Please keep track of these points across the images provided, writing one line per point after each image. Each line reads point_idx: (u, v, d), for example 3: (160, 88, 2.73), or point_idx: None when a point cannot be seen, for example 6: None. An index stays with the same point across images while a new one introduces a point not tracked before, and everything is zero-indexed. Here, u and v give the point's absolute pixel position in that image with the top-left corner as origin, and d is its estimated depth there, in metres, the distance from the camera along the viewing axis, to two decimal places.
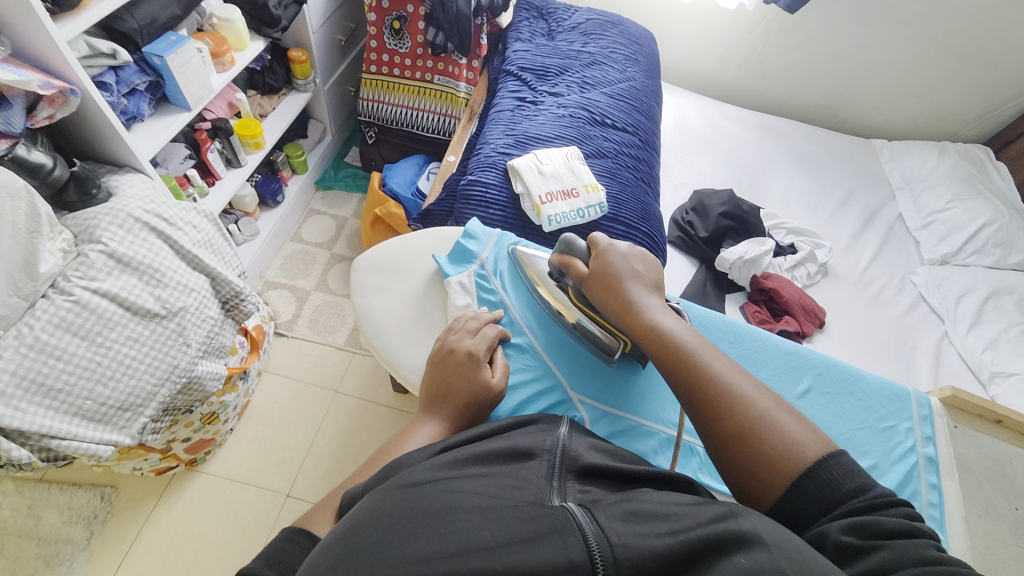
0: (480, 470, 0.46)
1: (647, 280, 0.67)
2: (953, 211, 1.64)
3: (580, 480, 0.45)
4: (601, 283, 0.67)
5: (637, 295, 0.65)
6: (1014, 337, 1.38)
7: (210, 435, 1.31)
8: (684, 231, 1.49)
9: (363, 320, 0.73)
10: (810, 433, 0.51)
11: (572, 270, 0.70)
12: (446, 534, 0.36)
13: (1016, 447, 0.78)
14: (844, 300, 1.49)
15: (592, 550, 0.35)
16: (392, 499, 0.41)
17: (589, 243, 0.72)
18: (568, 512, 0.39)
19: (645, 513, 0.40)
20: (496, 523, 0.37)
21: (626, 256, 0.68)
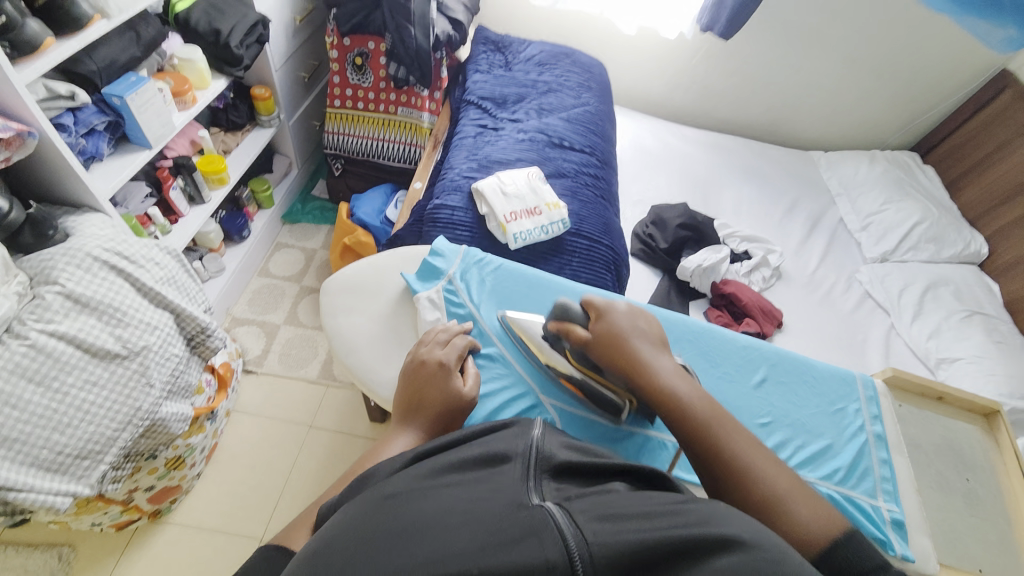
0: (455, 480, 0.45)
1: (651, 338, 0.67)
2: (888, 212, 1.78)
3: (555, 478, 0.45)
4: (609, 346, 0.65)
5: (649, 355, 0.64)
6: (954, 325, 1.48)
7: (176, 481, 1.25)
8: (645, 243, 1.56)
9: (335, 341, 0.74)
10: (817, 511, 0.52)
11: (574, 336, 0.67)
12: (421, 545, 0.36)
13: (960, 422, 0.82)
14: (798, 301, 1.58)
15: (571, 550, 0.36)
16: (366, 513, 0.41)
17: (585, 305, 0.70)
18: (545, 512, 0.39)
19: (621, 511, 0.39)
20: (473, 527, 0.37)
21: (628, 315, 0.68)
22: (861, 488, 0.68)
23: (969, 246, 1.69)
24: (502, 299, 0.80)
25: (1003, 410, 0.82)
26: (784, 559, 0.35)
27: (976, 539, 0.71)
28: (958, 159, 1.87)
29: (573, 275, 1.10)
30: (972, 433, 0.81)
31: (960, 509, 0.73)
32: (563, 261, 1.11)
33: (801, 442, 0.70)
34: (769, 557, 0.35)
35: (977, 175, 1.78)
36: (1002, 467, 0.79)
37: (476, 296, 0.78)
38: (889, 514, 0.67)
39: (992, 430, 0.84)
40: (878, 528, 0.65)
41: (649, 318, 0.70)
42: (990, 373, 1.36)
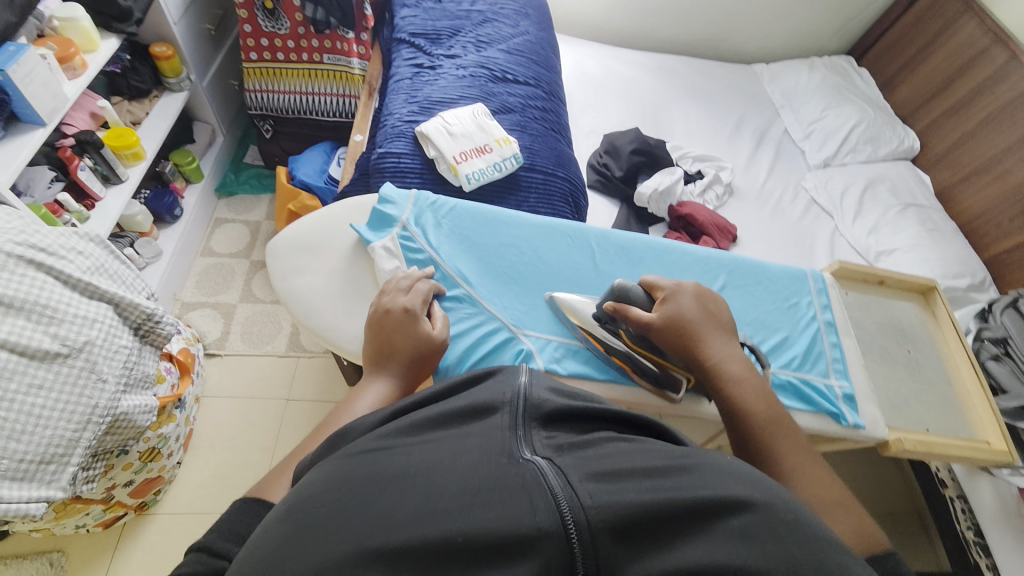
0: (438, 436, 0.42)
1: (719, 323, 0.65)
2: (828, 118, 1.82)
3: (545, 426, 0.42)
4: (675, 329, 0.63)
5: (717, 343, 0.63)
6: (891, 220, 1.58)
7: (156, 473, 1.21)
8: (601, 174, 1.55)
9: (292, 304, 0.71)
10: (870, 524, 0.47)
11: (632, 318, 0.65)
12: (401, 499, 0.35)
13: (898, 301, 0.88)
14: (750, 215, 1.63)
15: (563, 511, 0.33)
16: (347, 468, 0.40)
17: (648, 285, 0.68)
18: (535, 471, 0.36)
19: (619, 469, 0.37)
20: (457, 484, 0.35)
21: (697, 298, 0.66)
22: (815, 371, 0.73)
23: (903, 142, 1.77)
24: (461, 239, 0.77)
25: (938, 285, 0.88)
26: (793, 516, 0.35)
27: (921, 403, 0.79)
28: (892, 58, 1.92)
29: (532, 211, 1.08)
30: (910, 309, 0.88)
31: (903, 378, 0.80)
32: (520, 198, 1.08)
33: (759, 338, 0.74)
34: (781, 519, 0.34)
35: (910, 71, 1.84)
36: (938, 332, 0.86)
37: (433, 240, 0.75)
38: (840, 390, 0.73)
39: (929, 304, 0.90)
40: (831, 404, 0.71)
41: (716, 301, 0.69)
42: (924, 259, 1.47)
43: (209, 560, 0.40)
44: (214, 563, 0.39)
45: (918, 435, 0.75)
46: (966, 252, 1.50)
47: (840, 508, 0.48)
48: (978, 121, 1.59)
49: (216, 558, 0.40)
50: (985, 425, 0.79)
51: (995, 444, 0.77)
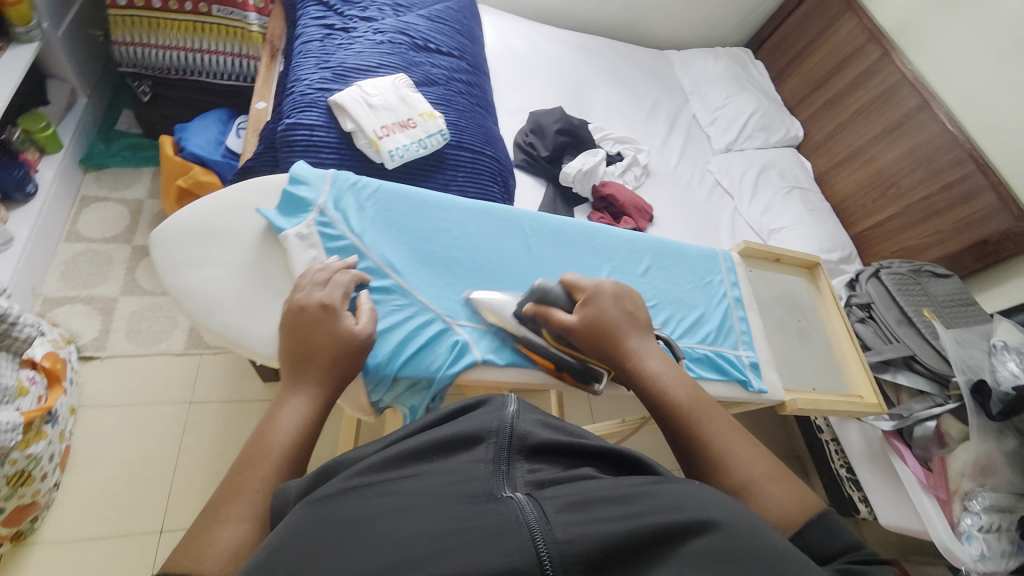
0: (420, 470, 0.43)
1: (637, 322, 0.66)
2: (730, 105, 1.98)
3: (528, 458, 0.45)
4: (594, 332, 0.63)
5: (636, 344, 0.64)
6: (779, 201, 1.77)
7: (30, 498, 1.02)
8: (527, 153, 1.54)
9: (186, 303, 0.62)
10: (791, 495, 0.52)
11: (552, 320, 0.64)
12: (383, 541, 0.35)
13: (790, 276, 0.99)
14: (665, 195, 1.75)
15: (539, 546, 0.35)
16: (324, 507, 0.39)
17: (568, 285, 0.66)
18: (515, 506, 0.38)
19: (592, 497, 0.40)
20: (441, 520, 0.36)
21: (616, 298, 0.66)
22: (726, 343, 0.81)
23: (790, 130, 1.98)
24: (388, 224, 0.71)
25: (818, 261, 0.99)
26: (746, 534, 0.38)
27: (810, 366, 0.90)
28: (783, 51, 2.11)
29: (461, 190, 1.05)
30: (798, 283, 0.99)
31: (795, 344, 0.91)
32: (448, 178, 1.04)
33: (678, 315, 0.80)
34: (736, 539, 0.38)
35: (798, 65, 2.04)
36: (824, 302, 0.98)
37: (356, 226, 0.69)
38: (748, 359, 0.81)
39: (815, 277, 1.02)
40: (740, 372, 0.79)
41: (636, 297, 0.69)
42: (806, 236, 1.68)
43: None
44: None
45: (807, 395, 0.86)
46: (838, 229, 1.74)
47: (769, 479, 0.52)
48: (851, 113, 1.82)
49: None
50: (859, 381, 0.91)
51: (866, 397, 0.90)
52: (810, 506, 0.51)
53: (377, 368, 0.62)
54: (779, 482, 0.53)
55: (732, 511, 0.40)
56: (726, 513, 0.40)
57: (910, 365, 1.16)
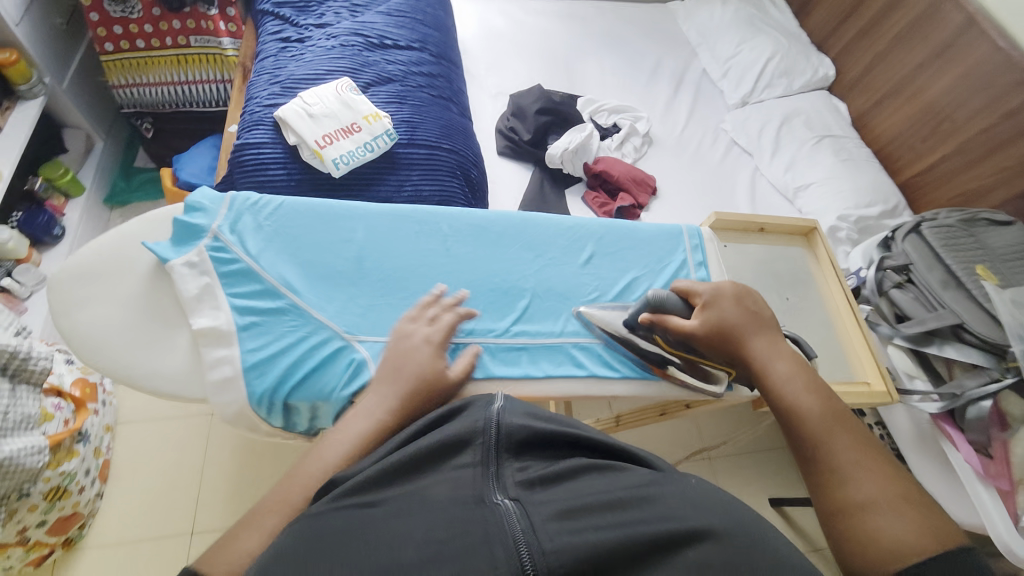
0: (411, 480, 0.42)
1: (763, 322, 0.62)
2: (744, 53, 1.77)
3: (517, 456, 0.44)
4: (717, 339, 0.60)
5: (762, 351, 0.60)
6: (806, 153, 1.55)
7: (71, 509, 1.12)
8: (510, 138, 1.46)
9: (80, 348, 0.55)
10: (914, 526, 0.46)
11: (672, 328, 0.60)
12: (371, 549, 0.35)
13: (781, 248, 0.86)
14: (670, 163, 1.59)
15: (523, 558, 0.35)
16: (315, 517, 0.39)
17: (684, 292, 0.63)
18: (504, 512, 0.38)
19: (582, 504, 0.39)
20: (433, 529, 0.36)
21: (737, 301, 0.62)
22: None
23: (818, 71, 1.73)
24: (288, 239, 0.63)
25: (817, 226, 0.86)
26: (746, 543, 0.38)
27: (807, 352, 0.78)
28: None
29: (416, 190, 1.00)
30: (792, 256, 0.86)
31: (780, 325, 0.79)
32: (400, 178, 1.00)
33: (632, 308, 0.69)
34: (735, 546, 0.37)
35: None
36: (821, 273, 0.85)
37: (251, 248, 0.61)
38: None
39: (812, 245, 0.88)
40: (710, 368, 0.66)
41: (757, 297, 0.64)
42: (838, 190, 1.46)
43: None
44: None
45: None
46: (879, 179, 1.50)
47: (895, 505, 0.48)
48: (889, 40, 1.56)
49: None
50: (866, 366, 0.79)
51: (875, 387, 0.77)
52: (944, 538, 0.45)
53: (261, 400, 0.55)
54: (902, 509, 0.47)
55: (725, 514, 0.40)
56: (723, 520, 0.39)
57: (959, 335, 0.96)
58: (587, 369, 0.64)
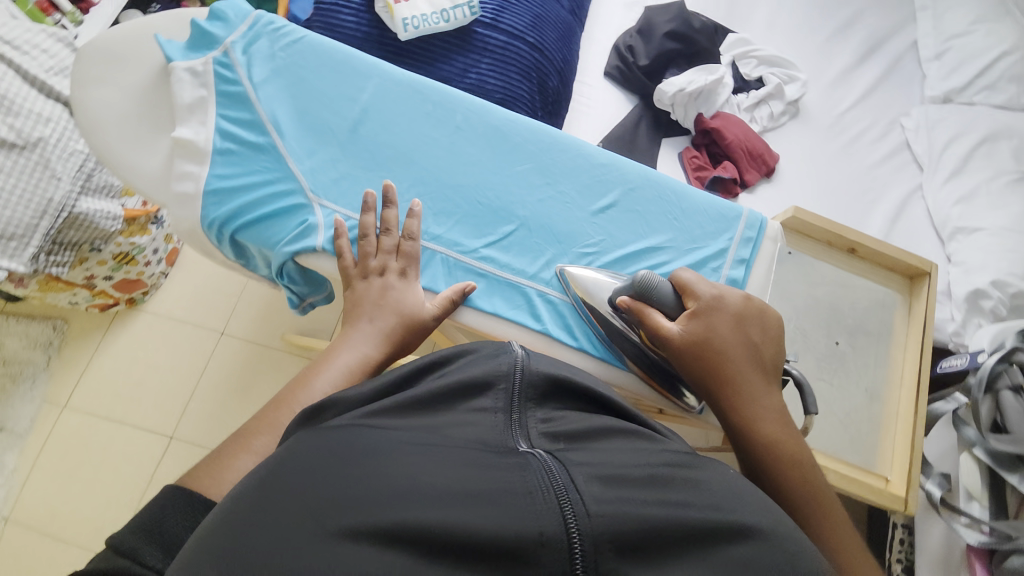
0: (425, 416, 0.36)
1: (761, 359, 0.50)
2: (976, 35, 1.31)
3: (540, 407, 0.38)
4: (699, 354, 0.48)
5: (754, 382, 0.48)
6: (996, 190, 1.16)
7: (135, 276, 1.31)
8: (623, 59, 1.25)
9: (81, 119, 0.57)
10: None
11: (651, 325, 0.50)
12: (384, 475, 0.29)
13: (865, 278, 0.71)
14: (807, 146, 1.28)
15: (566, 514, 0.28)
16: (308, 440, 0.33)
17: (678, 285, 0.51)
18: (537, 464, 0.31)
19: (625, 473, 0.32)
20: (455, 468, 0.30)
21: (740, 321, 0.50)
22: None
23: None
24: (295, 78, 0.59)
25: (934, 272, 0.68)
26: (797, 552, 0.30)
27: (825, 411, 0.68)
28: None
29: (478, 80, 0.90)
30: (875, 294, 0.71)
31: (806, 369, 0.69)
32: (469, 60, 0.90)
33: (626, 280, 0.58)
34: (785, 555, 0.30)
35: None
36: (899, 325, 0.71)
37: (255, 74, 0.58)
38: None
39: (911, 291, 0.72)
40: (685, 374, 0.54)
41: (767, 321, 0.51)
42: (1011, 249, 1.10)
43: (115, 557, 0.32)
44: (115, 563, 0.31)
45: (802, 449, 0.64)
46: None
47: None
48: None
49: (122, 557, 0.32)
50: (893, 459, 0.67)
51: (892, 485, 0.65)
52: None
53: (213, 227, 0.55)
54: None
55: (793, 537, 0.31)
56: (770, 523, 0.32)
57: None
58: (543, 325, 0.56)
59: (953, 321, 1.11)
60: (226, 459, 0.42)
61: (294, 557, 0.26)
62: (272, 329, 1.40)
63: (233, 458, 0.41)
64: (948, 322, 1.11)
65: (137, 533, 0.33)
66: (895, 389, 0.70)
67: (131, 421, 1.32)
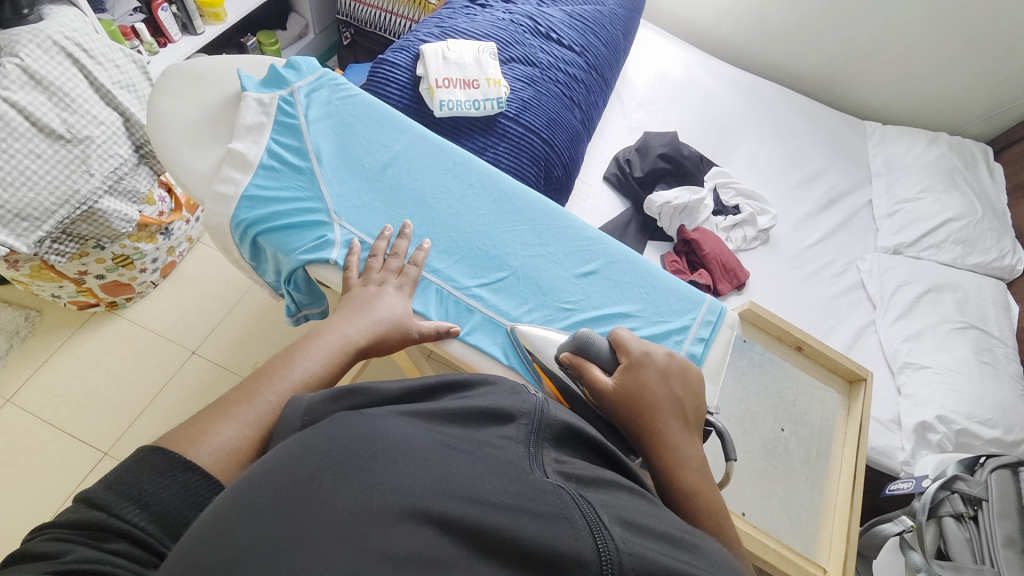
0: (452, 429, 0.39)
1: (683, 410, 0.53)
2: (922, 202, 1.53)
3: (556, 448, 0.40)
4: (628, 406, 0.52)
5: (679, 436, 0.51)
6: (940, 334, 1.29)
7: (127, 280, 1.34)
8: (621, 169, 1.43)
9: (149, 120, 0.65)
10: None
11: (587, 377, 0.54)
12: (419, 472, 0.31)
13: (808, 375, 0.78)
14: (775, 269, 1.42)
15: (599, 545, 0.30)
16: (342, 421, 0.35)
17: (613, 343, 0.57)
18: (565, 495, 0.33)
19: (640, 522, 0.34)
20: (502, 480, 0.33)
21: (664, 375, 0.54)
22: None
23: (1003, 258, 1.44)
24: (343, 124, 0.70)
25: (868, 378, 0.77)
26: None
27: (770, 503, 0.70)
28: None
29: (494, 158, 1.04)
30: (819, 392, 0.78)
31: (752, 452, 0.73)
32: (490, 141, 1.05)
33: (597, 336, 0.63)
34: None
35: None
36: (839, 427, 0.77)
37: (311, 113, 0.69)
38: None
39: (852, 396, 0.79)
40: None
41: (687, 374, 0.56)
42: (953, 389, 1.19)
43: (87, 509, 0.34)
44: (90, 513, 0.34)
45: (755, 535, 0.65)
46: (1017, 403, 1.20)
47: None
48: None
49: (96, 508, 0.34)
50: (831, 549, 0.68)
51: (828, 573, 0.66)
52: None
53: (239, 227, 0.61)
54: None
55: None
56: None
57: None
58: (511, 362, 0.61)
59: (903, 450, 1.16)
60: (204, 423, 0.43)
61: (352, 526, 0.28)
62: (245, 357, 1.39)
63: (212, 423, 0.42)
64: (898, 450, 1.16)
65: (110, 489, 0.35)
66: (833, 482, 0.74)
67: (69, 429, 1.25)
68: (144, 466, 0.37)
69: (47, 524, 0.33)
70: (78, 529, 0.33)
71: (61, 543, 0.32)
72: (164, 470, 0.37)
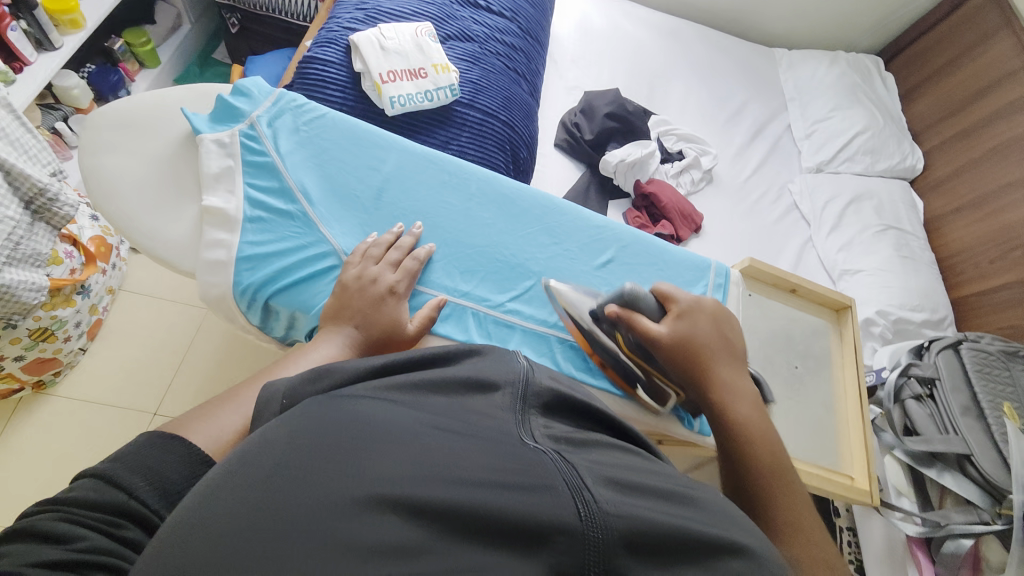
0: (438, 398, 0.38)
1: (731, 350, 0.61)
2: (833, 120, 1.68)
3: (546, 414, 0.39)
4: (681, 346, 0.58)
5: (727, 372, 0.59)
6: (866, 239, 1.47)
7: (51, 354, 1.15)
8: (571, 134, 1.42)
9: (90, 182, 0.63)
10: None
11: (637, 326, 0.58)
12: (393, 456, 0.31)
13: (804, 313, 0.87)
14: (724, 207, 1.52)
15: (581, 510, 0.30)
16: (322, 405, 0.35)
17: (662, 294, 0.62)
18: (545, 457, 0.33)
19: (635, 483, 0.34)
20: (488, 455, 0.32)
21: (716, 319, 0.62)
22: None
23: (905, 160, 1.64)
24: (319, 151, 0.68)
25: (852, 305, 0.87)
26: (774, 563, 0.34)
27: (795, 432, 0.79)
28: (919, 66, 1.75)
29: (460, 150, 0.99)
30: (810, 323, 0.87)
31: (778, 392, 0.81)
32: (451, 132, 0.99)
33: None
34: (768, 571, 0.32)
35: (934, 84, 1.68)
36: (840, 356, 0.87)
37: (282, 146, 0.67)
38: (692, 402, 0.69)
39: (840, 321, 0.89)
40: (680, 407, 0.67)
41: (731, 322, 0.64)
42: (886, 286, 1.39)
43: (103, 486, 0.38)
44: (107, 494, 0.37)
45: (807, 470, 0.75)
46: (932, 284, 1.42)
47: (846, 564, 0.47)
48: (986, 149, 1.48)
49: (111, 489, 0.38)
50: (854, 459, 0.80)
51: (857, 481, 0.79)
52: None
53: (248, 293, 0.61)
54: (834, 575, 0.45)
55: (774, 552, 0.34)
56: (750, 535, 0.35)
57: (962, 465, 0.93)
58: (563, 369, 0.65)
59: None
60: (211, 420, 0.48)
61: (325, 518, 0.27)
62: None
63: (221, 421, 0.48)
64: None
65: (127, 471, 0.39)
66: (841, 401, 0.84)
67: None
68: (154, 451, 0.41)
69: (60, 505, 0.36)
70: (94, 510, 0.36)
71: (74, 524, 0.35)
72: (176, 460, 0.41)
